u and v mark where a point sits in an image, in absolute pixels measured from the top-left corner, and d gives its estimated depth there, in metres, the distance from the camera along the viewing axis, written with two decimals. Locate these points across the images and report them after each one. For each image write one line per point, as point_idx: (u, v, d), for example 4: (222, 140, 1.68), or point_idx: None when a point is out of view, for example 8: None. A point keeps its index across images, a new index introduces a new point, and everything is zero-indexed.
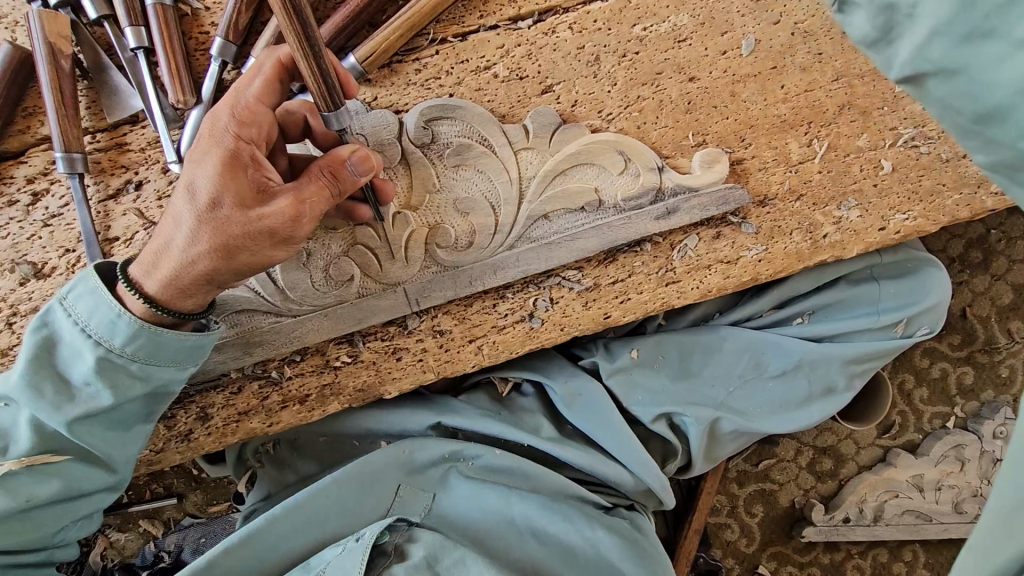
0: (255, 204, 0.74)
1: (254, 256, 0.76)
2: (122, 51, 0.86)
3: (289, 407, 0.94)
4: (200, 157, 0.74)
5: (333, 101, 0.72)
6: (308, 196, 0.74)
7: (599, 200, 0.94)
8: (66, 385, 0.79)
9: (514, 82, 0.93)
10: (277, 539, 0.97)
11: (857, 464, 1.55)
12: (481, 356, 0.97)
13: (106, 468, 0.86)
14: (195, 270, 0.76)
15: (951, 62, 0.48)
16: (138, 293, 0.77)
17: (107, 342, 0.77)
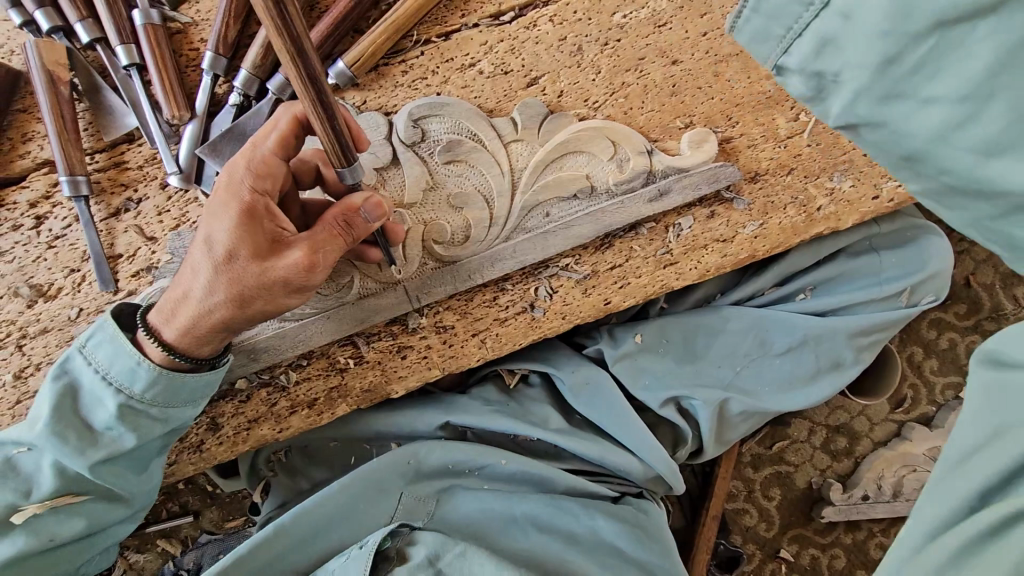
0: (269, 254, 0.75)
1: (270, 304, 0.78)
2: (115, 71, 0.88)
3: (298, 412, 0.95)
4: (218, 211, 0.75)
5: (346, 157, 0.73)
6: (321, 244, 0.75)
7: (591, 186, 0.94)
8: (89, 431, 0.80)
9: (499, 77, 0.95)
10: (287, 551, 0.96)
11: (872, 441, 1.54)
12: (485, 349, 0.97)
13: (126, 504, 0.87)
14: (213, 318, 0.77)
15: (875, 116, 0.53)
16: (156, 340, 0.79)
17: (127, 389, 0.79)
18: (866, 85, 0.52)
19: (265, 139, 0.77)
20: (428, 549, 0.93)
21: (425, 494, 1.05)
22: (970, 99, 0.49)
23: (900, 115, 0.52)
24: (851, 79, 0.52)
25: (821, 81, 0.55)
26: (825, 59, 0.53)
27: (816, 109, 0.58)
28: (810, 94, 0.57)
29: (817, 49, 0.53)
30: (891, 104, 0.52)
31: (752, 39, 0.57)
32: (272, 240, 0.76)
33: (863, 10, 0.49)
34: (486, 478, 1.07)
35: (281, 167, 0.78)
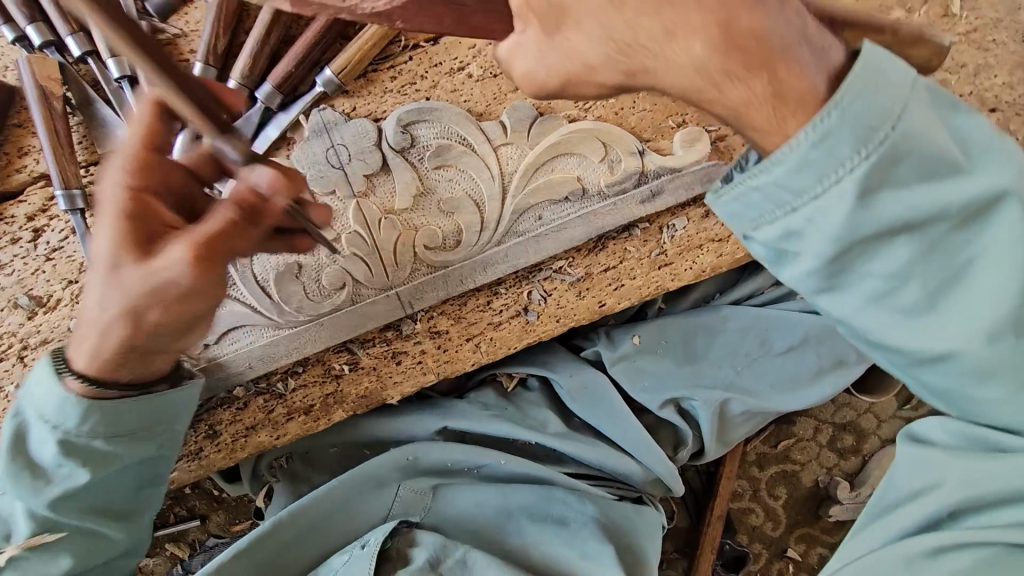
0: (147, 259, 0.71)
1: (175, 309, 0.72)
2: (107, 84, 0.88)
3: (295, 419, 0.96)
4: (102, 218, 0.73)
5: (217, 126, 0.59)
6: (203, 241, 0.69)
7: (583, 188, 0.94)
8: (41, 471, 0.76)
9: (488, 80, 0.94)
10: (286, 544, 0.97)
11: (879, 438, 1.53)
12: (479, 354, 0.98)
13: (112, 538, 0.81)
14: (110, 338, 0.73)
15: (858, 317, 0.56)
16: (71, 371, 0.75)
17: (63, 426, 0.74)
18: (872, 295, 0.54)
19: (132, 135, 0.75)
20: (429, 550, 0.93)
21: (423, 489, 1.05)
22: (901, 280, 0.53)
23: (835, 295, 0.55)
24: (811, 249, 0.52)
25: (758, 210, 0.53)
26: (789, 245, 0.53)
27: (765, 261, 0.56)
28: (774, 260, 0.56)
29: (802, 185, 0.50)
30: (874, 307, 0.55)
31: (730, 215, 0.55)
32: (150, 245, 0.72)
33: (831, 217, 0.50)
34: (485, 481, 1.08)
35: (155, 164, 0.75)
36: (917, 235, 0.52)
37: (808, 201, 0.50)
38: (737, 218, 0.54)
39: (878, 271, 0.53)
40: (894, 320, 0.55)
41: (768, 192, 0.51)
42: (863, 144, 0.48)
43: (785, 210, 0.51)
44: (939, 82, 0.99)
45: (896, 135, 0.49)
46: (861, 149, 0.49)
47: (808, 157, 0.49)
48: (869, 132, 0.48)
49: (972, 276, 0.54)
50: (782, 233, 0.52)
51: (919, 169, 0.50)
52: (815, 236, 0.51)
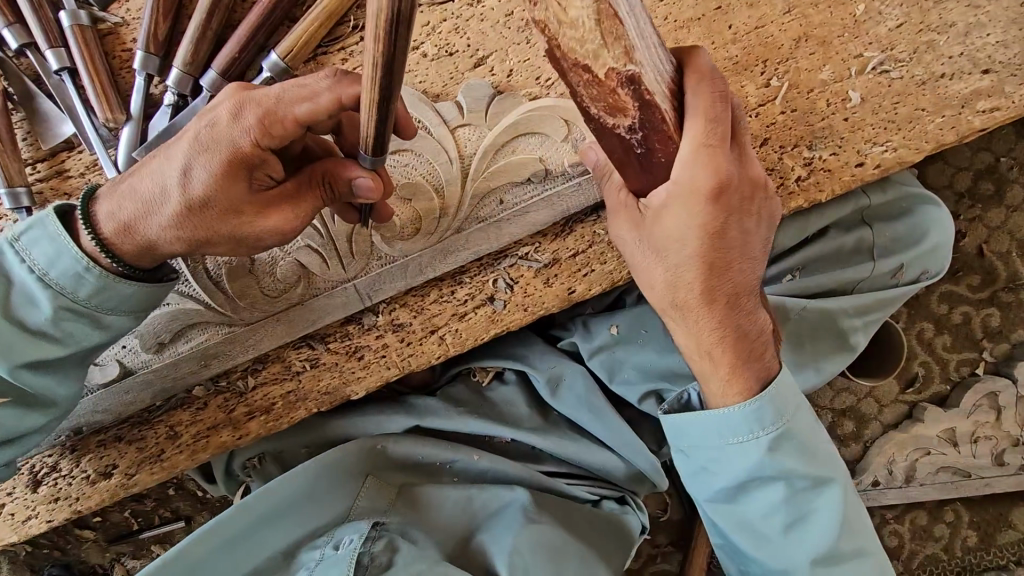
0: (251, 211, 0.72)
1: (231, 249, 0.76)
2: (47, 77, 0.86)
3: (256, 417, 0.93)
4: (207, 148, 0.69)
5: (379, 150, 0.64)
6: (305, 210, 0.73)
7: (545, 169, 0.89)
8: (12, 326, 0.74)
9: (444, 59, 0.90)
10: (241, 534, 0.94)
11: (881, 424, 1.45)
12: (445, 346, 0.93)
13: (45, 412, 0.79)
14: (161, 248, 0.74)
15: (734, 493, 0.80)
16: (93, 232, 0.73)
17: (48, 277, 0.72)
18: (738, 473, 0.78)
19: (291, 96, 0.67)
20: (405, 558, 0.89)
21: (392, 477, 1.03)
22: (777, 509, 0.78)
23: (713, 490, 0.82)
24: (721, 466, 0.79)
25: (700, 465, 0.81)
26: (714, 466, 0.80)
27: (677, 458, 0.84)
28: (688, 466, 0.83)
29: (711, 457, 0.80)
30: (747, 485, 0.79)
31: (673, 426, 0.81)
32: (257, 197, 0.72)
33: (736, 461, 0.78)
34: (458, 476, 1.04)
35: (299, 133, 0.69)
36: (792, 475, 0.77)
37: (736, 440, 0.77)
38: (684, 432, 0.80)
39: (737, 487, 0.79)
40: (769, 542, 0.79)
41: (707, 423, 0.78)
42: (761, 428, 0.76)
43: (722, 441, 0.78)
44: (927, 44, 0.93)
45: (786, 427, 0.77)
46: (754, 413, 0.76)
47: (741, 418, 0.76)
48: (761, 425, 0.76)
49: (811, 521, 0.79)
50: (714, 457, 0.79)
51: (799, 448, 0.78)
52: (727, 469, 0.78)
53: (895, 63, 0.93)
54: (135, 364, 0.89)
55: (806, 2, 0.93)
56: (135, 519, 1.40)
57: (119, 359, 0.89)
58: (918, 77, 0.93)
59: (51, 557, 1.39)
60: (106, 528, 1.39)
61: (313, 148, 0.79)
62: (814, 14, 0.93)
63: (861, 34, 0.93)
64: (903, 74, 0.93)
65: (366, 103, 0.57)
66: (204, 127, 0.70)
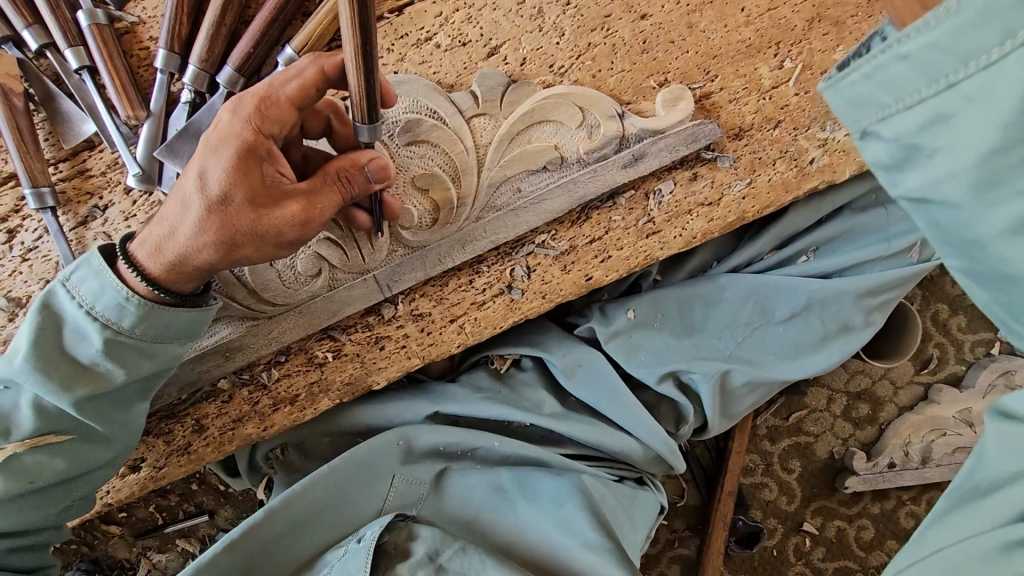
0: (265, 203, 0.72)
1: (258, 252, 0.75)
2: (68, 77, 0.87)
3: (281, 409, 0.94)
4: (219, 147, 0.71)
5: (370, 115, 0.69)
6: (319, 200, 0.74)
7: (561, 157, 0.89)
8: (72, 368, 0.75)
9: (458, 49, 0.90)
10: (273, 539, 0.94)
11: (897, 406, 1.48)
12: (465, 335, 0.94)
13: (109, 443, 0.81)
14: (197, 259, 0.73)
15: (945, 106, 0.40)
16: (135, 268, 0.74)
17: (98, 313, 0.73)
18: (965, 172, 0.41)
19: (283, 83, 0.72)
20: (429, 545, 0.90)
21: (415, 471, 1.04)
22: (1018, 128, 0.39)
23: (970, 210, 0.42)
24: (948, 161, 0.41)
25: (908, 154, 0.44)
26: (930, 136, 0.42)
27: (886, 178, 0.47)
28: (889, 165, 0.46)
29: (925, 123, 0.41)
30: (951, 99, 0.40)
31: (840, 103, 0.46)
32: (272, 187, 0.73)
33: (993, 95, 0.38)
34: (479, 464, 1.06)
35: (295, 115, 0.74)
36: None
37: (974, 73, 0.38)
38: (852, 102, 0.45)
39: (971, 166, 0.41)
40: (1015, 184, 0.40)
41: (909, 58, 0.40)
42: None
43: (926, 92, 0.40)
44: None
45: None
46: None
47: (1002, 4, 0.35)
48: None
49: None
50: (914, 120, 0.42)
51: None
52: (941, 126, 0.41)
53: None
54: None
55: None
56: (159, 514, 1.43)
57: None
58: None
59: (78, 552, 1.39)
60: (131, 523, 1.41)
61: (313, 157, 0.83)
62: None
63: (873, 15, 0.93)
64: None
65: (351, 59, 0.63)
66: (211, 133, 0.73)
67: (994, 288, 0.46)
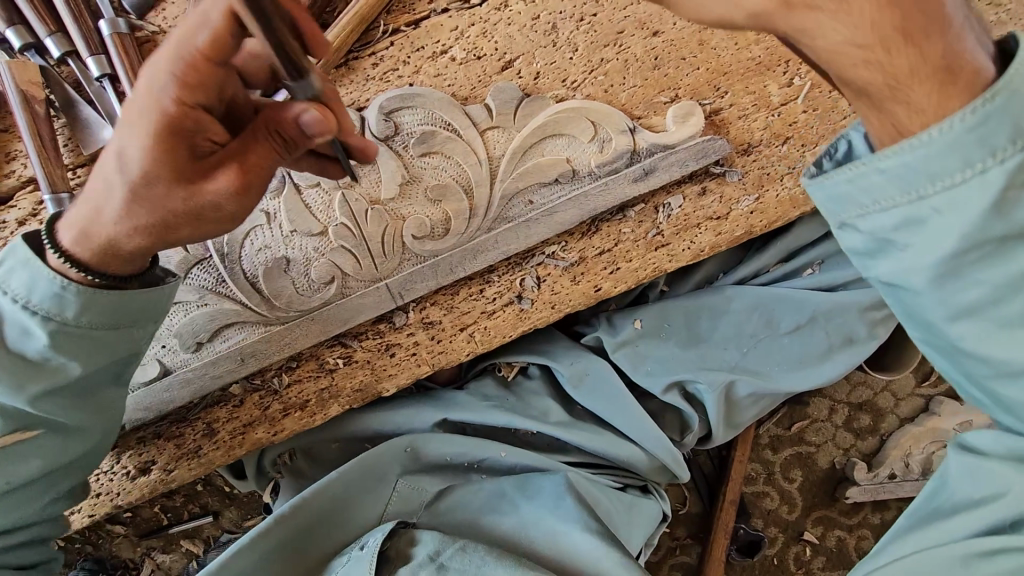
0: (194, 176, 0.63)
1: (199, 232, 0.68)
2: (88, 84, 0.88)
3: (292, 414, 0.95)
4: (131, 120, 0.62)
5: (313, 88, 0.57)
6: (251, 163, 0.63)
7: (572, 170, 0.91)
8: (24, 362, 0.74)
9: (472, 62, 0.91)
10: (281, 543, 0.94)
11: (897, 417, 1.50)
12: (474, 343, 0.96)
13: (83, 437, 0.81)
14: (131, 240, 0.69)
15: (905, 226, 0.55)
16: (58, 250, 0.71)
17: (35, 304, 0.72)
18: (930, 266, 0.55)
19: (179, 35, 0.59)
20: (430, 547, 0.91)
21: (422, 480, 1.06)
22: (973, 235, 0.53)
23: (927, 296, 0.57)
24: (913, 258, 0.56)
25: (883, 246, 0.58)
26: (899, 233, 0.56)
27: (861, 264, 0.61)
28: (863, 253, 0.60)
29: (898, 224, 0.55)
30: (918, 220, 0.55)
31: (823, 198, 0.59)
32: (198, 159, 0.63)
33: (955, 212, 0.53)
34: (486, 471, 1.08)
35: (216, 73, 0.61)
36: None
37: (939, 192, 0.53)
38: (839, 196, 0.58)
39: (942, 262, 0.55)
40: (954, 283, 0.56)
41: (882, 168, 0.54)
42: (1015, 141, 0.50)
43: (896, 203, 0.55)
44: None
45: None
46: (995, 169, 0.51)
47: (956, 143, 0.51)
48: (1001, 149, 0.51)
49: None
50: (892, 221, 0.56)
51: None
52: (917, 229, 0.55)
53: None
54: (174, 364, 0.92)
55: None
56: (164, 514, 1.44)
57: (159, 359, 0.92)
58: None
59: (83, 552, 1.41)
60: (137, 523, 1.41)
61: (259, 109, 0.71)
62: None
63: None
64: None
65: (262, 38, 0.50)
66: (130, 103, 0.63)
67: (954, 350, 0.60)
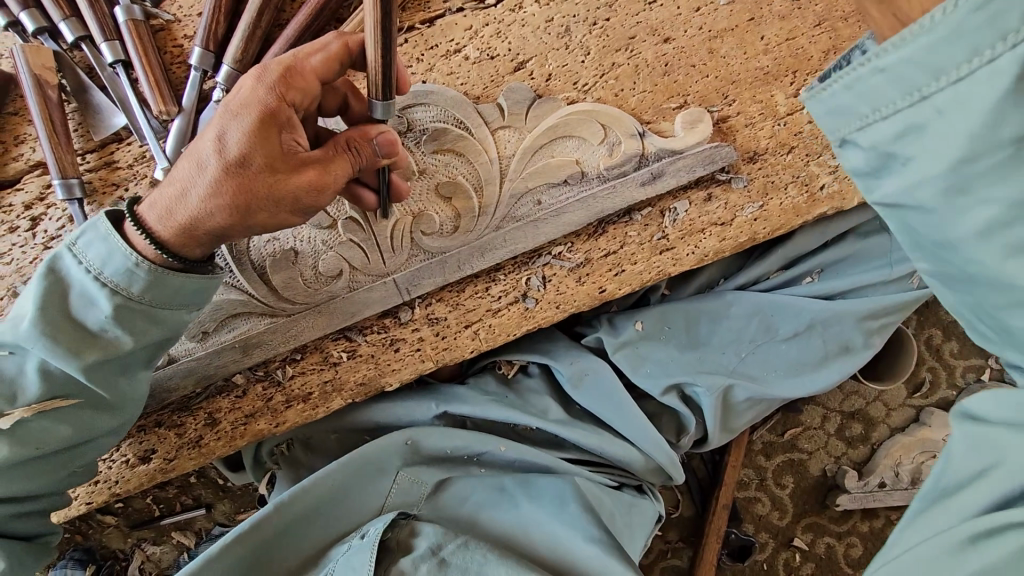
0: (283, 168, 0.70)
1: (270, 219, 0.73)
2: (102, 70, 0.88)
3: (294, 406, 0.95)
4: (242, 111, 0.69)
5: (386, 93, 0.69)
6: (333, 167, 0.72)
7: (581, 171, 0.92)
8: (81, 332, 0.74)
9: (485, 62, 0.92)
10: (280, 531, 0.95)
11: (889, 427, 1.52)
12: (479, 340, 0.96)
13: (113, 412, 0.82)
14: (211, 223, 0.71)
15: (913, 119, 0.46)
16: (143, 229, 0.72)
17: (104, 278, 0.73)
18: (939, 177, 0.47)
19: (307, 54, 0.72)
20: (431, 540, 0.91)
21: (416, 473, 1.04)
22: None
23: (943, 213, 0.48)
24: (920, 169, 0.47)
25: (886, 160, 0.50)
26: (904, 145, 0.48)
27: (863, 185, 0.53)
28: (866, 172, 0.52)
29: (899, 131, 0.47)
30: (926, 133, 0.46)
31: (825, 114, 0.52)
32: (288, 154, 0.71)
33: (967, 107, 0.44)
34: (484, 468, 1.08)
35: (315, 86, 0.72)
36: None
37: (945, 87, 0.44)
38: (837, 107, 0.50)
39: (982, 224, 0.47)
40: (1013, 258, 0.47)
41: (880, 67, 0.46)
42: None
43: (906, 100, 0.46)
44: None
45: None
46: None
47: (968, 28, 0.41)
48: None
49: None
50: (900, 130, 0.47)
51: None
52: (932, 150, 0.46)
53: None
54: (179, 353, 0.92)
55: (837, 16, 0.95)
56: (156, 506, 1.42)
57: None
58: None
59: (73, 541, 1.40)
60: (128, 514, 1.41)
61: (324, 135, 0.82)
62: (845, 27, 0.95)
63: None
64: None
65: (369, 32, 0.64)
66: (232, 99, 0.71)
67: (963, 274, 0.51)
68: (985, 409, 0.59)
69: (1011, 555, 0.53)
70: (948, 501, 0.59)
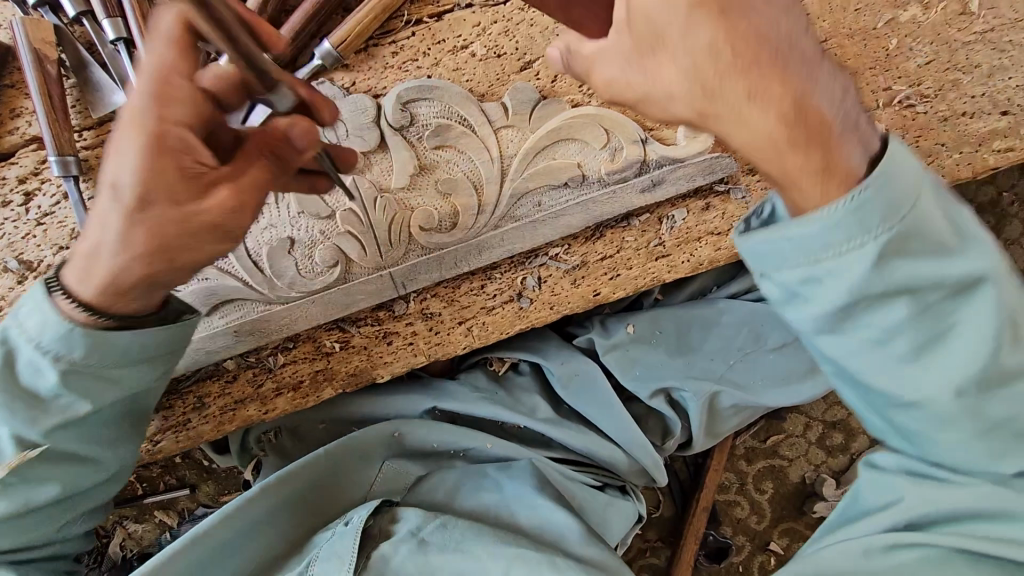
0: (191, 195, 0.63)
1: (197, 256, 0.66)
2: (103, 47, 0.86)
3: (284, 394, 0.96)
4: (126, 133, 0.60)
5: (318, 119, 0.64)
6: (247, 183, 0.65)
7: (582, 174, 0.92)
8: (35, 399, 0.70)
9: (492, 60, 0.92)
10: (262, 519, 0.93)
11: (868, 438, 1.55)
12: (472, 337, 0.97)
13: (94, 463, 0.76)
14: (132, 278, 0.66)
15: (809, 288, 0.57)
16: (75, 301, 0.67)
17: (45, 348, 0.67)
18: (837, 306, 0.56)
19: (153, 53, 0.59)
20: (412, 523, 0.91)
21: (395, 462, 1.07)
22: (898, 332, 0.57)
23: (834, 340, 0.59)
24: (823, 299, 0.56)
25: (795, 295, 0.58)
26: (805, 289, 0.57)
27: (782, 313, 0.61)
28: (780, 303, 0.60)
29: (804, 279, 0.56)
30: (817, 284, 0.56)
31: (748, 252, 0.59)
32: (191, 176, 0.63)
33: (849, 272, 0.54)
34: (469, 464, 1.08)
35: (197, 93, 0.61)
36: (912, 295, 0.56)
37: (833, 258, 0.54)
38: (760, 254, 0.58)
39: (868, 341, 0.58)
40: (891, 369, 0.58)
41: (798, 228, 0.54)
42: (893, 215, 0.53)
43: (840, 249, 0.54)
44: (952, 82, 0.97)
45: (908, 221, 0.53)
46: (873, 244, 0.53)
47: (850, 219, 0.53)
48: (893, 213, 0.53)
49: (976, 373, 0.58)
50: (810, 277, 0.56)
51: (925, 247, 0.55)
52: (828, 287, 0.56)
53: (920, 98, 0.98)
54: None
55: (844, 32, 0.95)
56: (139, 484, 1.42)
57: None
58: (940, 114, 0.98)
59: None
60: None
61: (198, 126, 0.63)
62: (850, 44, 0.95)
63: (892, 68, 0.97)
64: (926, 109, 0.98)
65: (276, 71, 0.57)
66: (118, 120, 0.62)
67: (852, 379, 0.61)
68: (882, 459, 0.69)
69: (915, 561, 0.65)
70: (853, 526, 0.70)
